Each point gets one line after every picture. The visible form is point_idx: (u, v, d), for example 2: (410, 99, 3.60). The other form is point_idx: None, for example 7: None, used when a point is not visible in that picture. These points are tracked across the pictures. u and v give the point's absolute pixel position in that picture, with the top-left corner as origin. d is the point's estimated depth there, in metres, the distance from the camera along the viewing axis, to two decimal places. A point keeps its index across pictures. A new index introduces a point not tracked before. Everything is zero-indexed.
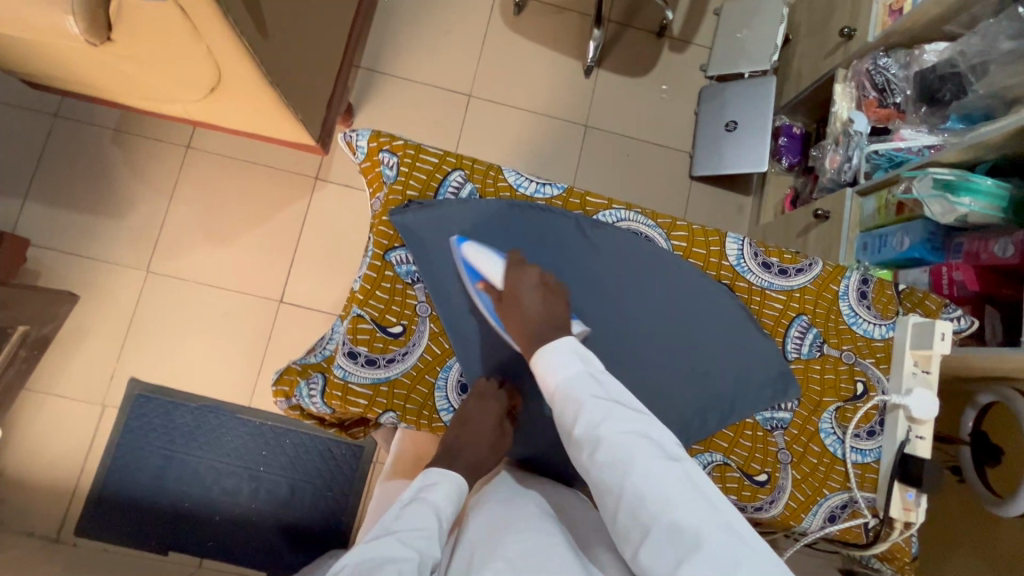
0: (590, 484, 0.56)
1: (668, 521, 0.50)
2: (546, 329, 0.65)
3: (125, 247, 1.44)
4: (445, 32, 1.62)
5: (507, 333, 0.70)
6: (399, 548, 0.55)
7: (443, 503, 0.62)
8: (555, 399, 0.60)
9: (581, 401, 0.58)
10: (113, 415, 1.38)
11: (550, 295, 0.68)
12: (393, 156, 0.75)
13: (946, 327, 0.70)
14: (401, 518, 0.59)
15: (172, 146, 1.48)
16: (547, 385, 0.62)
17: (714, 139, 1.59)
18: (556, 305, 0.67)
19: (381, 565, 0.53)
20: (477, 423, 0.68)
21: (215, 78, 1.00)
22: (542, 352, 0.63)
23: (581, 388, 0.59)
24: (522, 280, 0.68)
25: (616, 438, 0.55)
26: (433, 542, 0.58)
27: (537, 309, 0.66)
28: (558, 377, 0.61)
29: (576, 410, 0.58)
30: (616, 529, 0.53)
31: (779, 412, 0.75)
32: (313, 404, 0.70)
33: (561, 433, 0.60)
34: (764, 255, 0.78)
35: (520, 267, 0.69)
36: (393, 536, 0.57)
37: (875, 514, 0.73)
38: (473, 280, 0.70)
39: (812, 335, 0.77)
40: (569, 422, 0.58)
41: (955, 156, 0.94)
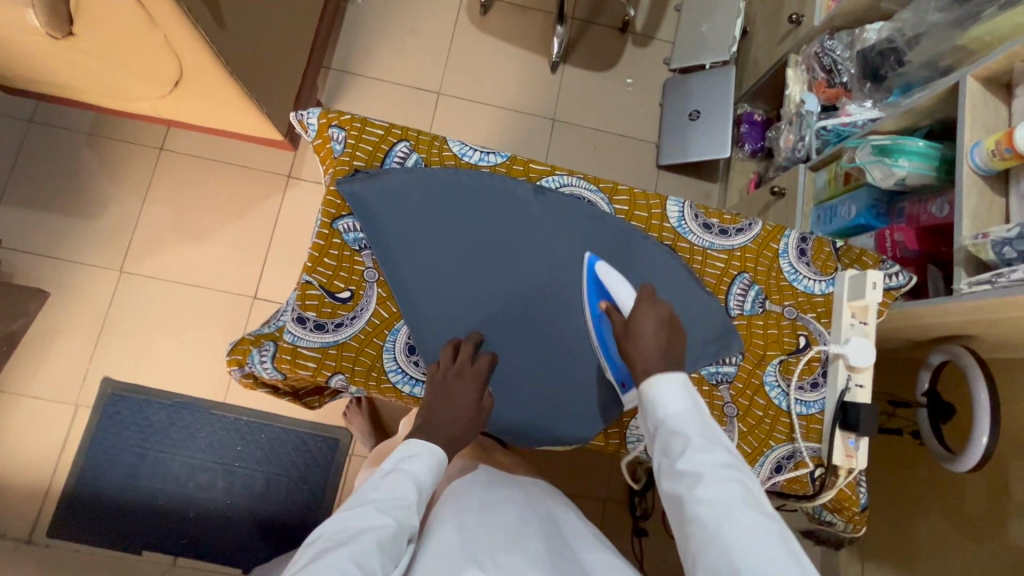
0: (682, 521, 0.55)
1: (763, 572, 0.49)
2: (661, 362, 0.65)
3: (98, 248, 1.46)
4: (414, 33, 1.66)
5: (609, 357, 0.74)
6: (376, 515, 0.59)
7: (421, 474, 0.64)
8: (659, 429, 0.61)
9: (692, 436, 0.58)
10: (86, 414, 1.38)
11: (670, 334, 0.68)
12: (341, 131, 0.77)
13: (878, 276, 0.72)
14: (379, 486, 0.63)
15: (145, 148, 1.50)
16: (654, 413, 0.62)
17: (678, 129, 1.63)
18: (675, 347, 0.67)
19: (356, 531, 0.57)
20: (451, 393, 0.70)
21: (176, 71, 1.03)
22: (653, 382, 0.63)
23: (691, 424, 0.59)
24: (647, 313, 0.69)
25: (720, 480, 0.55)
26: (409, 510, 0.61)
27: (655, 347, 0.65)
28: (667, 411, 0.61)
29: (685, 442, 0.58)
30: (704, 572, 0.51)
31: (724, 365, 0.77)
32: (265, 371, 0.71)
33: (656, 464, 0.60)
34: (704, 217, 0.80)
35: (648, 300, 0.70)
36: (371, 505, 0.60)
37: (820, 464, 0.75)
38: (594, 297, 0.75)
39: (754, 292, 0.79)
40: (675, 453, 0.58)
41: (893, 124, 0.97)
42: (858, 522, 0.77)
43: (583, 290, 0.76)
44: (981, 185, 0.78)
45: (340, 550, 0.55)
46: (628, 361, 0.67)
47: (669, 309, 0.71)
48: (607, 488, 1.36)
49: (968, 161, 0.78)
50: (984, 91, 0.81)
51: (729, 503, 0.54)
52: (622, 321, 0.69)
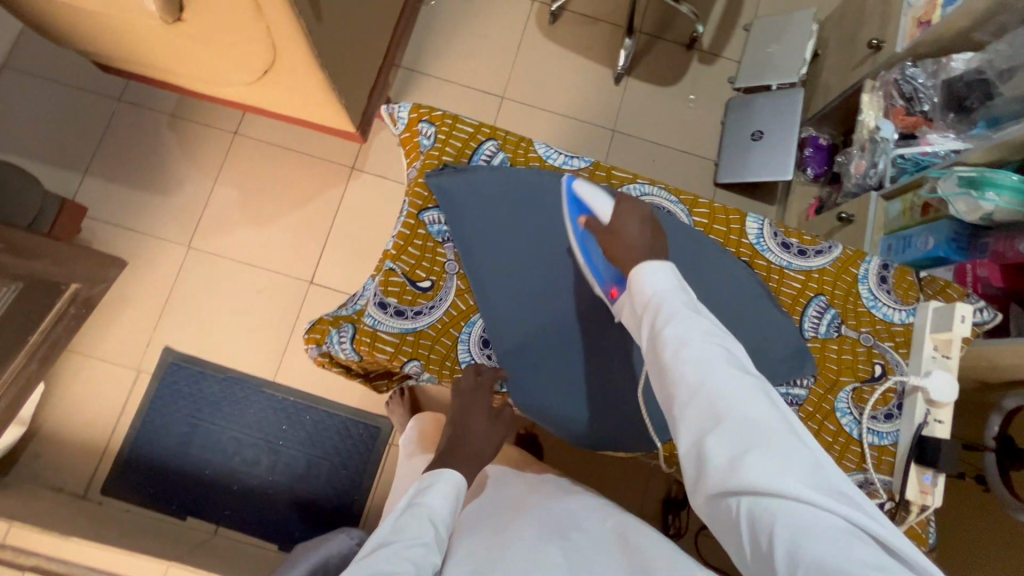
0: (665, 381, 0.56)
1: (745, 412, 0.50)
2: (645, 252, 0.65)
3: (170, 224, 1.53)
4: (482, 38, 1.70)
5: (597, 273, 0.73)
6: (395, 560, 0.54)
7: (439, 506, 0.62)
8: (646, 305, 0.60)
9: (676, 308, 0.58)
10: (146, 381, 1.44)
11: (654, 235, 0.67)
12: (431, 126, 0.80)
13: (967, 309, 0.70)
14: (392, 535, 0.58)
15: (222, 132, 1.57)
16: (639, 291, 0.61)
17: (739, 148, 1.62)
18: (659, 241, 0.67)
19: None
20: (474, 415, 0.71)
21: (270, 61, 1.08)
22: (639, 267, 0.63)
23: (677, 298, 0.59)
24: (629, 215, 0.69)
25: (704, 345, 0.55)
26: (431, 549, 0.57)
27: (636, 241, 0.66)
28: (652, 288, 0.60)
29: (670, 312, 0.58)
30: (683, 422, 0.52)
31: (794, 387, 0.76)
32: (342, 351, 0.73)
33: (642, 336, 0.60)
34: (783, 236, 0.80)
35: (630, 206, 0.70)
36: (387, 551, 0.55)
37: (891, 498, 0.73)
38: (576, 214, 0.74)
39: (830, 316, 0.78)
40: (659, 322, 0.58)
41: (980, 156, 0.95)
42: None
43: (562, 211, 0.76)
44: None
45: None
46: (615, 261, 0.67)
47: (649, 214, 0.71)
48: (643, 504, 1.34)
49: None
50: None
51: (711, 361, 0.53)
52: (602, 228, 0.69)
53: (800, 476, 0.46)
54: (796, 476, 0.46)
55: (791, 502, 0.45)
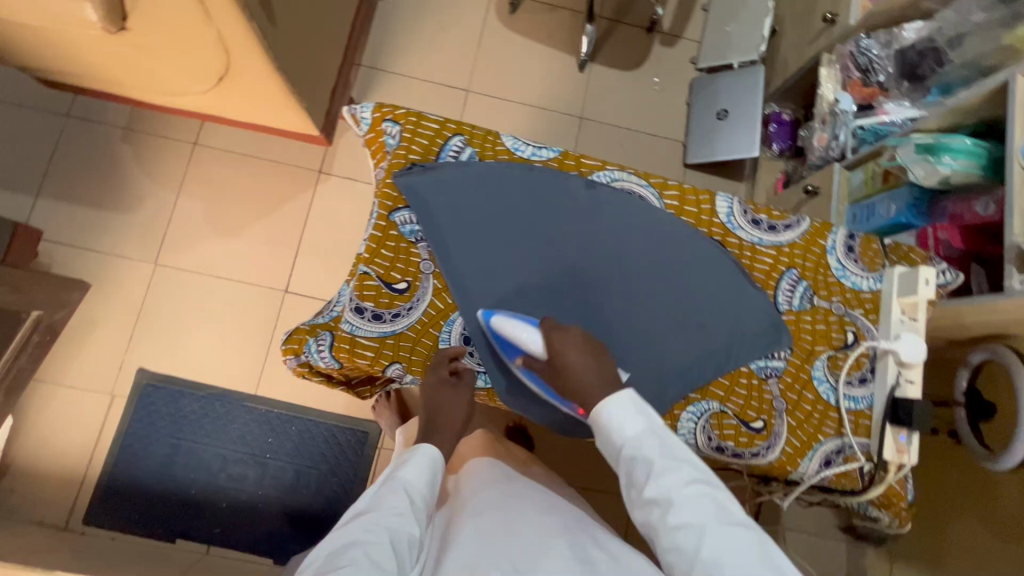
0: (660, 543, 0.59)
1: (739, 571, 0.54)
2: (603, 388, 0.66)
3: (133, 241, 1.48)
4: (443, 31, 1.68)
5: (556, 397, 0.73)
6: (371, 528, 0.62)
7: (412, 478, 0.69)
8: (622, 457, 0.63)
9: (654, 460, 0.61)
10: (122, 405, 1.40)
11: (595, 356, 0.68)
12: (396, 125, 0.79)
13: (930, 273, 0.74)
14: (369, 505, 0.65)
15: (180, 142, 1.52)
16: (612, 439, 0.64)
17: (706, 128, 1.64)
18: (603, 363, 0.68)
19: (352, 543, 0.59)
20: (440, 399, 0.74)
21: (224, 66, 1.04)
22: (606, 412, 0.64)
23: (651, 446, 0.62)
24: (560, 347, 0.68)
25: (690, 498, 0.58)
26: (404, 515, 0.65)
27: (587, 377, 0.67)
28: (625, 435, 0.63)
29: (649, 467, 0.60)
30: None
31: (773, 360, 0.77)
32: (322, 359, 0.73)
33: (626, 490, 0.63)
34: (753, 213, 0.81)
35: (558, 330, 0.69)
36: (364, 521, 0.63)
37: (869, 459, 0.76)
38: (511, 353, 0.73)
39: (802, 288, 0.80)
40: (640, 480, 0.60)
41: (934, 123, 0.98)
42: (904, 518, 0.78)
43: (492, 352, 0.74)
44: None
45: (340, 561, 0.57)
46: (575, 395, 0.68)
47: (579, 333, 0.70)
48: None
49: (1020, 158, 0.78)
50: None
51: (696, 520, 0.57)
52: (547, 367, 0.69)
53: None
54: None
55: None
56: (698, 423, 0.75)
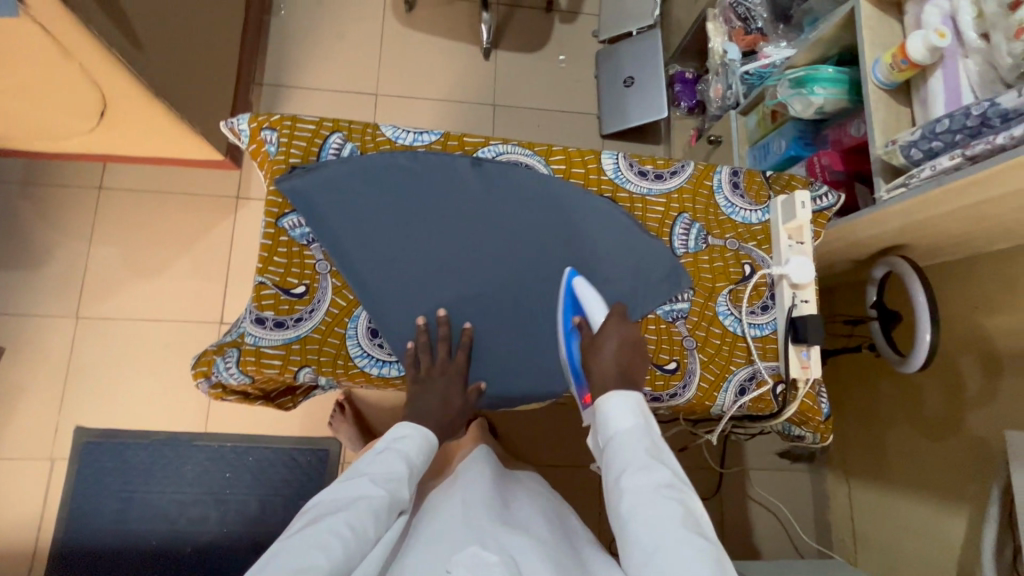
0: (622, 536, 0.60)
1: None
2: (620, 379, 0.67)
3: (50, 298, 1.42)
4: (342, 38, 1.66)
5: (574, 377, 0.75)
6: (368, 489, 0.64)
7: (414, 453, 0.70)
8: (608, 445, 0.65)
9: (638, 456, 0.62)
10: (64, 467, 1.35)
11: (631, 355, 0.69)
12: (273, 131, 0.78)
13: (805, 195, 0.77)
14: (374, 462, 0.68)
15: (83, 189, 1.47)
16: (606, 427, 0.65)
17: (616, 97, 1.67)
18: (635, 367, 0.69)
19: (349, 500, 0.62)
20: (431, 387, 0.74)
21: (101, 101, 1.01)
22: (611, 398, 0.65)
23: (637, 445, 0.63)
24: (614, 330, 0.70)
25: (659, 502, 0.59)
26: (400, 483, 0.67)
27: (614, 363, 0.67)
28: (619, 428, 0.64)
29: (631, 460, 0.62)
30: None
31: (677, 303, 0.80)
32: (231, 376, 0.72)
33: (603, 479, 0.64)
34: (638, 165, 0.83)
35: (619, 318, 0.71)
36: (366, 478, 0.66)
37: (781, 380, 0.79)
38: (570, 312, 0.76)
39: (696, 230, 0.82)
40: (619, 472, 0.62)
41: (805, 57, 1.03)
42: (825, 430, 0.82)
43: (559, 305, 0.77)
44: (887, 99, 0.83)
45: (335, 514, 0.60)
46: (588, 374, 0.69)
47: (637, 333, 0.71)
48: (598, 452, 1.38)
49: (872, 78, 0.83)
50: (877, 12, 0.85)
51: (660, 523, 0.58)
52: (589, 336, 0.71)
53: None
54: None
55: None
56: None
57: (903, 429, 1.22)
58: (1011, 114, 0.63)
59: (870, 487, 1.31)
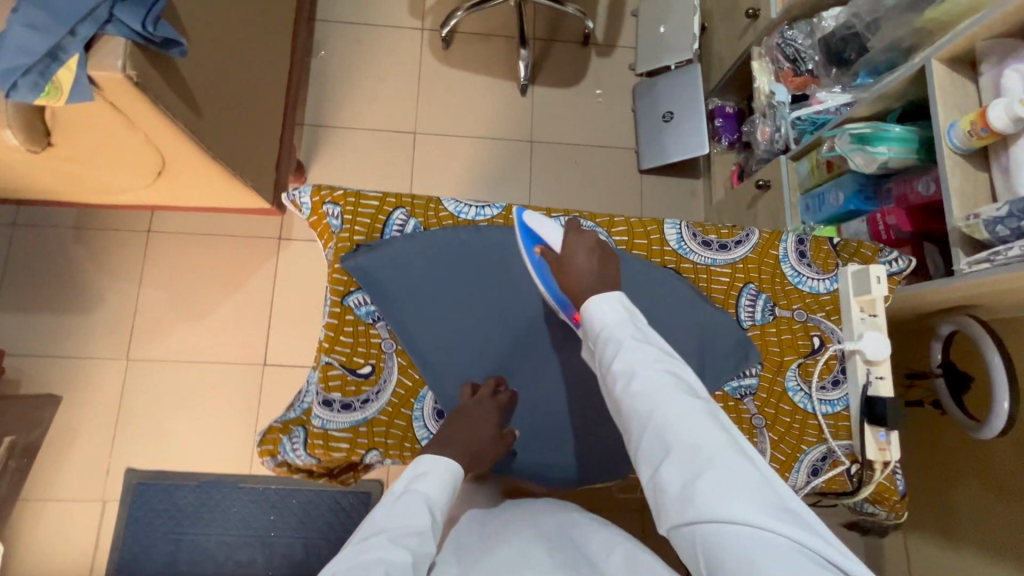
0: (620, 417, 0.57)
1: (692, 442, 0.51)
2: (595, 282, 0.68)
3: (102, 341, 1.45)
4: (380, 77, 1.68)
5: (556, 298, 0.74)
6: (388, 546, 0.53)
7: (435, 495, 0.60)
8: (596, 341, 0.63)
9: (622, 338, 0.60)
10: (115, 509, 1.37)
11: (601, 259, 0.71)
12: (336, 207, 0.78)
13: (881, 270, 0.74)
14: (393, 514, 0.57)
15: (133, 233, 1.50)
16: (589, 325, 0.64)
17: (655, 132, 1.65)
18: (608, 268, 0.70)
19: (366, 564, 0.51)
20: (465, 419, 0.69)
21: (160, 162, 1.03)
22: (590, 302, 0.65)
23: (621, 329, 0.61)
24: (576, 244, 0.72)
25: (650, 372, 0.57)
26: (424, 539, 0.55)
27: (588, 268, 0.69)
28: (602, 321, 0.62)
29: (617, 346, 0.60)
30: (638, 448, 0.54)
31: (745, 379, 0.78)
32: (299, 457, 0.72)
33: (596, 374, 0.62)
34: (702, 235, 0.81)
35: (576, 234, 0.73)
36: (382, 535, 0.55)
37: (855, 460, 0.77)
38: (529, 246, 0.76)
39: (763, 301, 0.80)
40: (607, 358, 0.60)
41: (865, 109, 0.98)
42: (900, 509, 0.79)
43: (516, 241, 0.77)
44: (964, 164, 0.80)
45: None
46: (569, 290, 0.70)
47: (597, 239, 0.74)
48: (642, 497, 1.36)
49: (947, 142, 0.80)
50: (950, 72, 0.82)
51: (656, 390, 0.55)
52: (555, 258, 0.72)
53: (745, 502, 0.46)
54: (742, 505, 0.46)
55: (742, 535, 0.45)
56: None
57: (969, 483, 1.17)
58: None
59: (930, 540, 1.27)
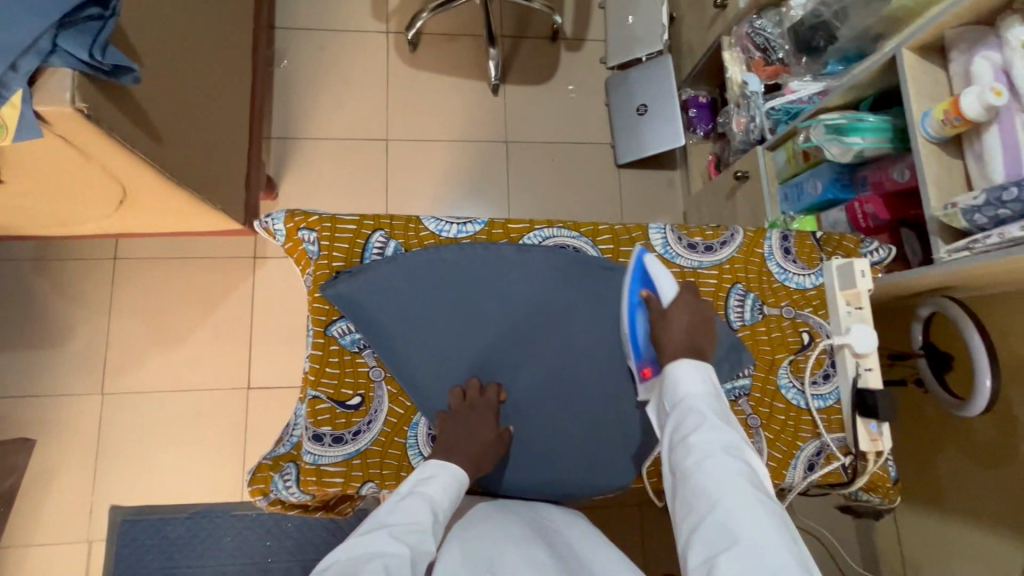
0: (682, 492, 0.57)
1: (756, 537, 0.50)
2: (688, 349, 0.69)
3: (75, 376, 1.39)
4: (347, 83, 1.63)
5: (632, 343, 0.75)
6: (389, 541, 0.54)
7: (438, 497, 0.61)
8: (676, 407, 0.64)
9: (707, 415, 0.61)
10: (102, 548, 1.33)
11: (697, 326, 0.72)
12: (312, 232, 0.75)
13: (864, 264, 0.75)
14: (394, 511, 0.59)
15: (99, 261, 1.44)
16: (674, 390, 0.65)
17: (629, 125, 1.65)
18: (703, 338, 0.71)
19: (366, 556, 0.52)
20: (461, 423, 0.70)
21: (121, 191, 0.98)
22: (677, 365, 0.67)
23: (706, 406, 0.62)
24: (685, 305, 0.73)
25: (725, 456, 0.57)
26: (425, 535, 0.56)
27: (684, 333, 0.70)
28: (688, 390, 0.64)
29: (698, 420, 0.61)
30: (697, 529, 0.53)
31: (739, 380, 0.78)
32: (292, 494, 0.70)
33: (666, 441, 0.63)
34: (687, 238, 0.80)
35: (687, 296, 0.74)
36: (384, 530, 0.56)
37: (849, 452, 0.78)
38: (637, 285, 0.76)
39: (751, 300, 0.80)
40: (686, 428, 0.61)
41: (839, 99, 0.99)
42: (894, 496, 0.80)
43: (594, 266, 0.77)
44: (938, 152, 0.80)
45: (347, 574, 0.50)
46: (657, 343, 0.72)
47: (707, 309, 0.74)
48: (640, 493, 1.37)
49: (921, 131, 0.80)
50: (920, 62, 0.83)
51: (727, 473, 0.56)
52: (659, 310, 0.73)
53: None
54: None
55: None
56: None
57: (954, 455, 1.21)
58: None
59: (920, 513, 1.30)
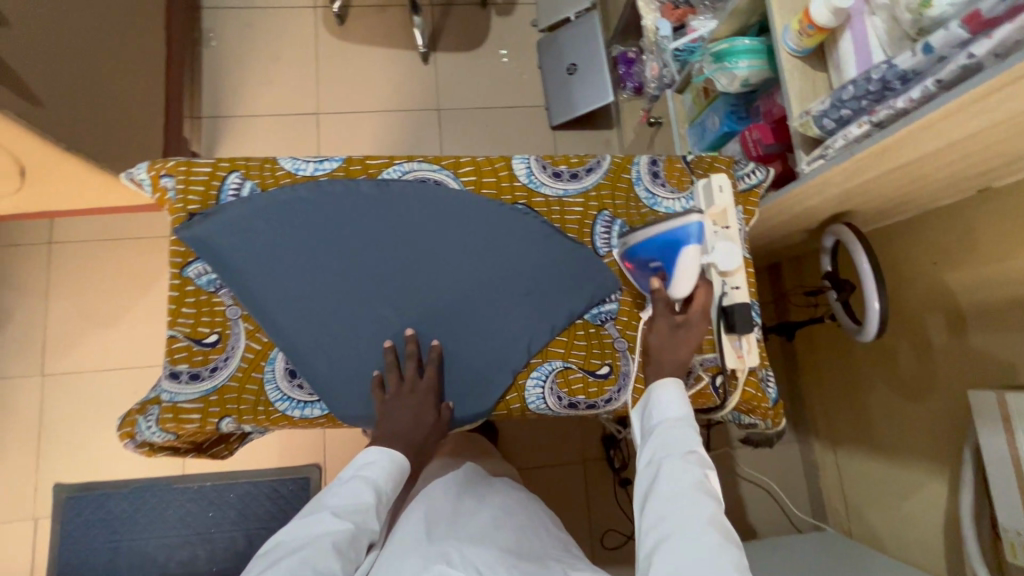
0: (642, 516, 0.60)
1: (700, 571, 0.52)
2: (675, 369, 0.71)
3: (13, 359, 1.42)
4: (276, 60, 1.63)
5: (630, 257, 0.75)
6: (333, 521, 0.62)
7: (380, 480, 0.67)
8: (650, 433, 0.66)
9: (676, 443, 0.63)
10: (48, 525, 1.35)
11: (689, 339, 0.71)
12: (170, 178, 0.75)
13: (722, 179, 0.75)
14: (338, 493, 0.65)
15: (34, 246, 1.46)
16: (651, 417, 0.67)
17: (561, 86, 1.64)
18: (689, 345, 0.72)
19: (313, 540, 0.59)
20: (400, 410, 0.71)
21: (15, 161, 0.99)
22: (656, 391, 0.68)
23: (677, 433, 0.64)
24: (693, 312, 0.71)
25: (685, 485, 0.59)
26: (367, 512, 0.64)
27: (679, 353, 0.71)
28: (663, 419, 0.66)
29: (666, 446, 0.63)
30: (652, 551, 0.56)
31: (605, 305, 0.80)
32: (155, 435, 0.71)
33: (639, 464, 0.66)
34: (552, 167, 0.80)
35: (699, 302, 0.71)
36: (328, 512, 0.63)
37: (719, 372, 0.78)
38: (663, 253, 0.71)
39: (618, 226, 0.80)
40: (654, 454, 0.63)
41: (725, 29, 0.98)
42: (774, 416, 0.80)
43: (454, 198, 0.77)
44: (802, 67, 0.79)
45: (295, 556, 0.57)
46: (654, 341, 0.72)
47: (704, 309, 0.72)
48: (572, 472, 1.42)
49: (785, 47, 0.79)
50: None
51: (685, 505, 0.58)
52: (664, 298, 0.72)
53: None
54: None
55: None
56: (545, 386, 0.77)
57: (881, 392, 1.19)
58: (909, 75, 0.60)
59: (856, 454, 1.29)
